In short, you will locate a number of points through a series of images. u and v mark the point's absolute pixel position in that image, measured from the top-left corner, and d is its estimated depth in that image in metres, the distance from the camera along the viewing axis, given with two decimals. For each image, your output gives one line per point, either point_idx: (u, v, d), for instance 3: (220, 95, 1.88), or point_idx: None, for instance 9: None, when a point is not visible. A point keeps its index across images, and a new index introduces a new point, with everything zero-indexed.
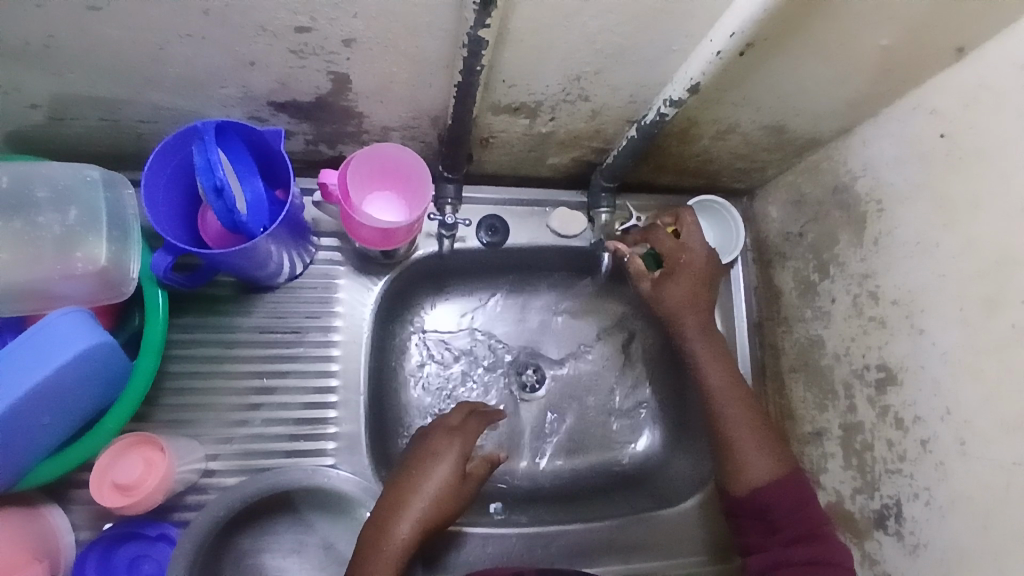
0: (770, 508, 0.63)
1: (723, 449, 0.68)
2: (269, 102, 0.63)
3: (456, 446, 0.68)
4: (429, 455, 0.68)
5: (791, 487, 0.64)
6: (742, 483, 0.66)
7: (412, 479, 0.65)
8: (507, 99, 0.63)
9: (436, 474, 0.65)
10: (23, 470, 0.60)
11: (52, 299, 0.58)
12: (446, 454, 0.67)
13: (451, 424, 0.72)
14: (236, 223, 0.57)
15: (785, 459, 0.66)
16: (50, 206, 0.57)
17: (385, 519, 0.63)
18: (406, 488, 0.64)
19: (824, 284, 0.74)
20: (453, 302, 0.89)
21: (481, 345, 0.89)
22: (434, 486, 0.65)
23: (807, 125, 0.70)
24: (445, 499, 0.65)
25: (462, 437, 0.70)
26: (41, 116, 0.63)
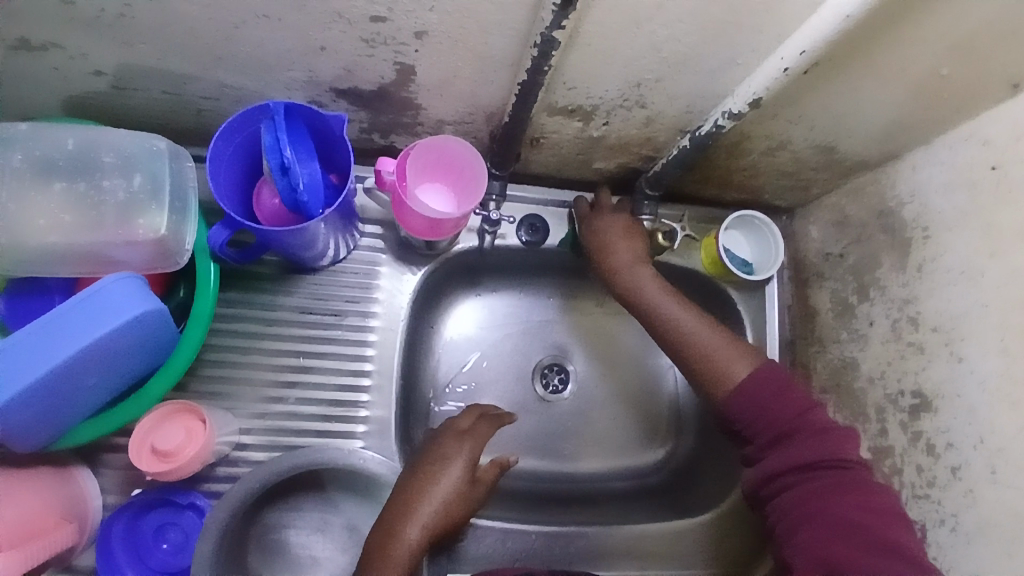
0: (754, 405, 0.63)
1: (693, 359, 0.68)
2: (332, 88, 0.65)
3: (465, 451, 0.69)
4: (438, 458, 0.68)
5: (767, 376, 0.64)
6: (725, 382, 0.65)
7: (421, 482, 0.66)
8: (564, 101, 0.64)
9: (445, 478, 0.67)
10: (64, 428, 0.61)
11: (109, 264, 0.59)
12: (456, 459, 0.68)
13: (460, 428, 0.73)
14: (297, 204, 0.59)
15: (752, 353, 0.67)
16: (115, 172, 0.58)
17: (393, 523, 0.63)
18: (416, 491, 0.65)
19: (862, 307, 0.75)
20: (482, 305, 0.91)
21: (508, 346, 0.91)
22: (445, 491, 0.66)
23: (857, 147, 0.70)
24: (453, 505, 0.66)
25: (469, 441, 0.71)
26: (105, 85, 0.64)
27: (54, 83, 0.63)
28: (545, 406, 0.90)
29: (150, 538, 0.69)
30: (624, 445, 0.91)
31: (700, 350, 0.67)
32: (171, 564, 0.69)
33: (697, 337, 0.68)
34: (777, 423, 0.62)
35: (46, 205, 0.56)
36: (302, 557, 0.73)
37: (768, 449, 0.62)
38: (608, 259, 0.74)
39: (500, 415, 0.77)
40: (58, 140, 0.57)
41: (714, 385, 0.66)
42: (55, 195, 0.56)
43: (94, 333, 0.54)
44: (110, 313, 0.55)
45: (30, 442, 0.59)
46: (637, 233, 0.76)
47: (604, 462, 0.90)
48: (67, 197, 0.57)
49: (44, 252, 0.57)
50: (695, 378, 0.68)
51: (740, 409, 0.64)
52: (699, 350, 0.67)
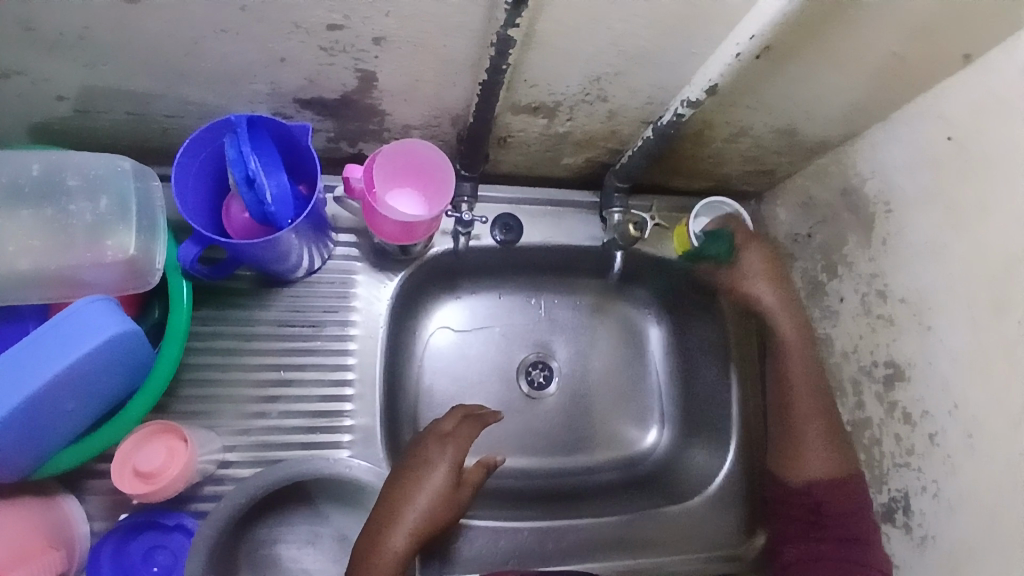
0: (821, 501, 0.69)
1: (790, 436, 0.74)
2: (296, 99, 0.65)
3: (448, 454, 0.69)
4: (422, 463, 0.69)
5: (847, 487, 0.69)
6: (801, 475, 0.72)
7: (404, 491, 0.66)
8: (527, 99, 0.65)
9: (428, 485, 0.67)
10: (44, 456, 0.60)
11: (79, 287, 0.58)
12: (439, 463, 0.68)
13: (443, 430, 0.72)
14: (266, 216, 0.59)
15: (849, 460, 0.71)
16: (82, 195, 0.58)
17: (378, 531, 0.64)
18: (399, 500, 0.66)
19: (832, 284, 0.76)
20: (463, 307, 0.91)
21: (489, 347, 0.91)
22: (429, 496, 0.66)
23: (817, 129, 0.72)
24: (438, 509, 0.66)
25: (452, 444, 0.70)
26: (67, 109, 0.64)
27: (15, 109, 0.63)
28: (531, 404, 0.91)
29: (139, 561, 0.69)
30: (612, 438, 0.92)
31: (796, 432, 0.73)
32: None
33: (807, 427, 0.72)
34: (832, 517, 0.68)
35: (14, 232, 0.56)
36: (295, 571, 0.73)
37: (800, 538, 0.70)
38: (759, 301, 0.79)
39: (486, 414, 0.76)
40: (22, 165, 0.57)
41: (790, 471, 0.73)
42: (22, 221, 0.56)
43: (68, 357, 0.53)
44: (85, 335, 0.55)
45: (12, 471, 0.58)
46: (784, 282, 0.79)
47: (592, 455, 0.91)
48: (33, 221, 0.56)
49: (11, 279, 0.56)
50: (778, 448, 0.75)
51: (806, 499, 0.71)
52: (797, 436, 0.73)
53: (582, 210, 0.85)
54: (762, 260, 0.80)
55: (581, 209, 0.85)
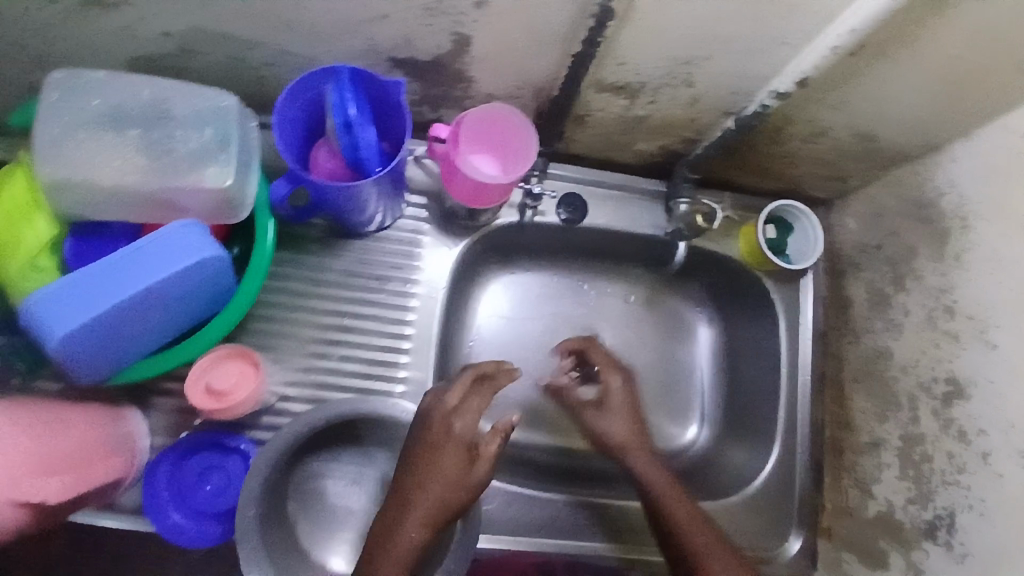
0: None
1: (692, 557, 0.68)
2: (389, 57, 0.67)
3: (459, 433, 0.66)
4: (431, 446, 0.65)
5: None
6: None
7: (415, 478, 0.64)
8: (612, 78, 0.66)
9: (438, 470, 0.64)
10: (123, 364, 0.63)
11: (175, 209, 0.61)
12: (448, 445, 0.65)
13: (449, 405, 0.68)
14: (358, 161, 0.63)
15: None
16: (188, 123, 0.60)
17: (393, 521, 0.63)
18: (413, 487, 0.64)
19: (898, 297, 0.76)
20: (516, 285, 0.93)
21: (535, 327, 0.92)
22: (441, 481, 0.64)
23: (898, 138, 0.70)
24: (455, 492, 0.64)
25: (459, 418, 0.67)
26: (171, 46, 0.67)
27: (123, 42, 0.66)
28: None
29: (194, 479, 0.73)
30: (651, 430, 0.92)
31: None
32: (214, 506, 0.72)
33: None
34: None
35: (120, 148, 0.58)
36: (338, 507, 0.76)
37: None
38: (608, 434, 0.79)
39: (496, 376, 0.72)
40: (133, 88, 0.59)
41: None
42: (129, 141, 0.58)
43: (159, 276, 0.57)
44: (173, 257, 0.58)
45: (93, 372, 0.62)
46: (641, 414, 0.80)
47: None
48: (139, 142, 0.59)
49: (112, 194, 0.58)
50: None
51: None
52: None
53: (648, 198, 0.86)
54: (628, 424, 0.79)
55: (646, 197, 0.85)
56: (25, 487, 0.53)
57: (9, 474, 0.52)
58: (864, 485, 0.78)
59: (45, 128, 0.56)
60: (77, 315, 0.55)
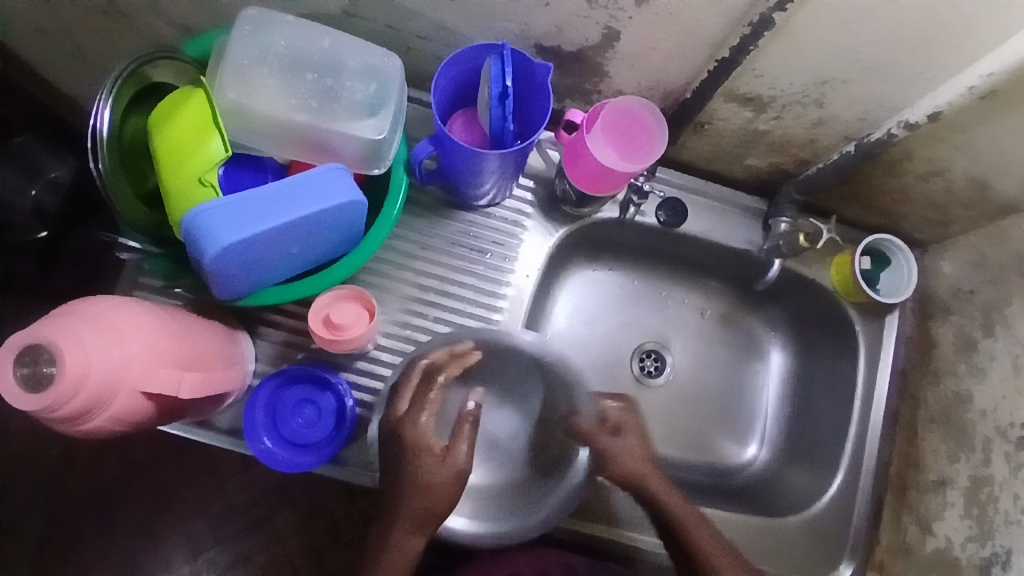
0: None
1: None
2: (536, 43, 0.71)
3: (415, 435, 0.70)
4: (402, 464, 0.69)
5: None
6: None
7: (396, 493, 0.69)
8: (745, 89, 0.69)
9: (414, 484, 0.68)
10: (257, 286, 0.69)
11: (330, 152, 0.67)
12: (415, 458, 0.69)
13: (402, 412, 0.71)
14: (501, 132, 0.67)
15: None
16: (357, 76, 0.66)
17: (390, 526, 0.69)
18: (397, 496, 0.69)
19: (986, 343, 0.77)
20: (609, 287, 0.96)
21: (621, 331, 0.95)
22: (421, 489, 0.68)
23: (1013, 189, 0.71)
24: (443, 490, 0.69)
25: (410, 423, 0.70)
26: (338, 8, 0.71)
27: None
28: (640, 388, 0.94)
29: (288, 409, 0.77)
30: (712, 445, 0.94)
31: None
32: (301, 437, 0.76)
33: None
34: None
35: (298, 90, 0.65)
36: None
37: None
38: (632, 470, 0.74)
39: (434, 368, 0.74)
40: (316, 37, 0.66)
41: None
42: (306, 84, 0.65)
43: (312, 205, 0.62)
44: (323, 195, 0.63)
45: (229, 291, 0.67)
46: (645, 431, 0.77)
47: (687, 452, 0.93)
48: (314, 87, 0.65)
49: (285, 127, 0.65)
50: None
51: None
52: None
53: (747, 214, 0.88)
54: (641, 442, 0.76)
55: (744, 213, 0.88)
56: (153, 378, 0.59)
57: (139, 363, 0.57)
58: (925, 522, 0.80)
59: (236, 61, 0.64)
60: (239, 230, 0.59)
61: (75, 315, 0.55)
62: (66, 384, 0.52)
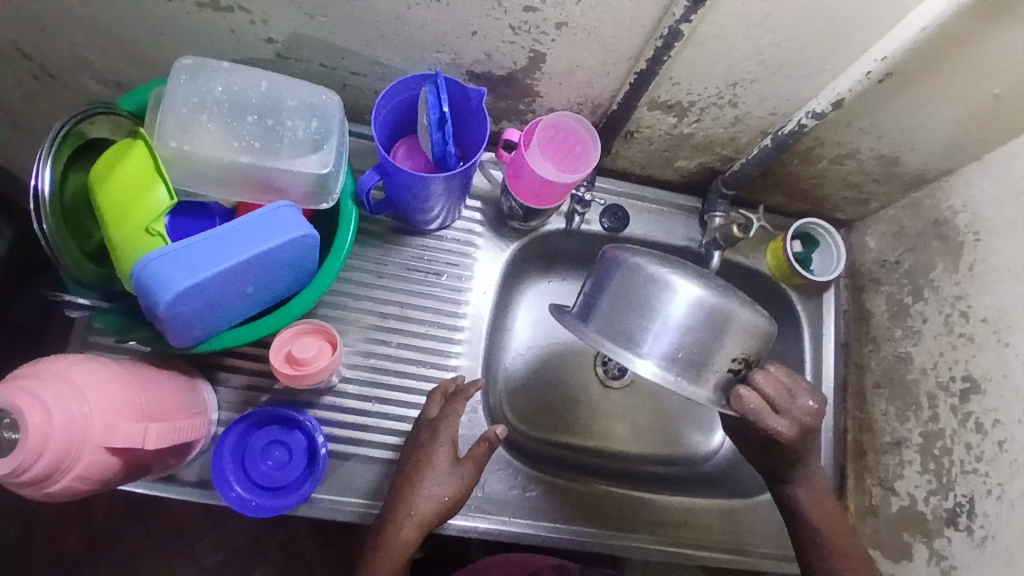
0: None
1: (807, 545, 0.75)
2: (468, 71, 0.75)
3: (444, 434, 0.73)
4: (420, 460, 0.73)
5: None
6: None
7: (406, 487, 0.71)
8: (666, 96, 0.74)
9: (426, 479, 0.71)
10: (215, 329, 0.69)
11: (277, 189, 0.69)
12: (433, 457, 0.72)
13: (432, 415, 0.77)
14: (444, 155, 0.70)
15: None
16: (297, 114, 0.68)
17: (390, 519, 0.70)
18: (407, 491, 0.71)
19: (917, 306, 0.84)
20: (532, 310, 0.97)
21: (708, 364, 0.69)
22: (431, 482, 0.71)
23: (920, 160, 0.79)
24: (448, 489, 0.71)
25: (445, 424, 0.74)
26: (270, 52, 0.73)
27: (227, 46, 0.72)
28: (605, 390, 0.97)
29: (257, 453, 0.76)
30: (681, 438, 0.97)
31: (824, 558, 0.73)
32: (273, 480, 0.75)
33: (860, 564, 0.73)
34: None
35: (238, 132, 0.66)
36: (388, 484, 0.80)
37: None
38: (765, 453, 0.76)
39: (466, 386, 0.78)
40: (252, 80, 0.68)
41: None
42: (247, 125, 0.66)
43: (263, 243, 0.63)
44: (274, 231, 0.64)
45: (188, 337, 0.66)
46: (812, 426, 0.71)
47: (656, 448, 0.96)
48: (256, 128, 0.67)
49: (229, 169, 0.66)
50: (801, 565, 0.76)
51: None
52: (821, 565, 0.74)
53: (684, 212, 0.94)
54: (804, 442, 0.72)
55: (681, 212, 0.94)
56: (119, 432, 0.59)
57: (104, 419, 0.57)
58: (886, 483, 0.85)
59: (173, 108, 0.65)
60: (191, 274, 0.59)
61: (36, 377, 0.55)
62: (30, 447, 0.52)
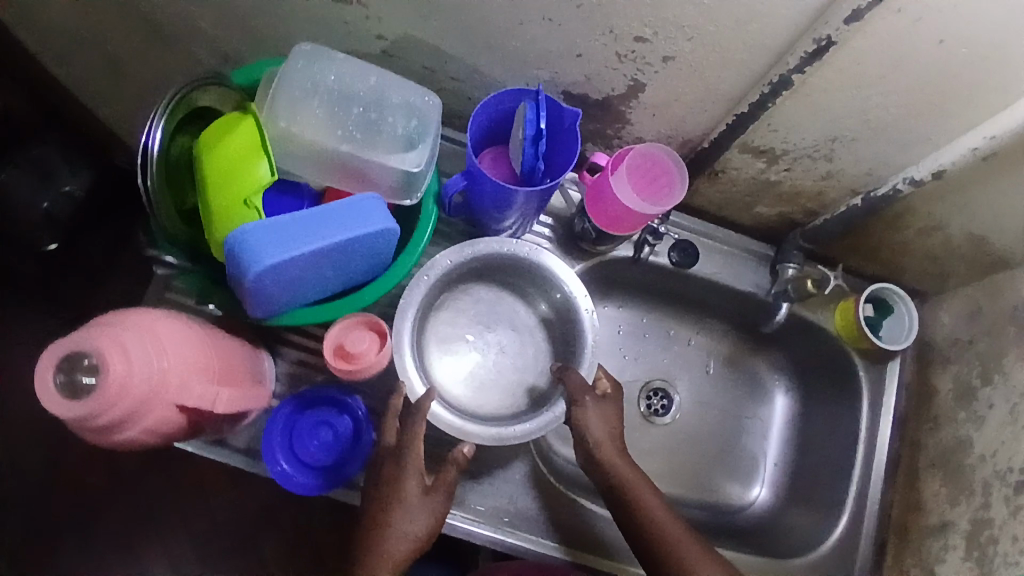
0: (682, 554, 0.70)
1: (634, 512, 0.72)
2: (565, 90, 0.75)
3: (412, 467, 0.70)
4: (389, 497, 0.70)
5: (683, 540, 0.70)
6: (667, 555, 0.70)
7: (379, 526, 0.69)
8: (760, 141, 0.73)
9: (398, 518, 0.69)
10: (289, 305, 0.71)
11: (369, 181, 0.71)
12: (403, 494, 0.69)
13: (390, 443, 0.72)
14: (532, 171, 0.71)
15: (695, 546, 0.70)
16: (399, 110, 0.70)
17: (368, 565, 0.68)
18: (381, 534, 0.68)
19: (984, 391, 0.81)
20: (490, 306, 0.89)
21: (525, 386, 0.85)
22: (405, 518, 0.69)
23: (1008, 245, 0.76)
24: (421, 523, 0.69)
25: (406, 453, 0.70)
26: (378, 47, 0.75)
27: (340, 36, 0.75)
28: (647, 425, 0.96)
29: (305, 432, 0.78)
30: (716, 487, 0.95)
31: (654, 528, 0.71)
32: (317, 459, 0.77)
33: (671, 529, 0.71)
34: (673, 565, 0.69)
35: (343, 121, 0.69)
36: None
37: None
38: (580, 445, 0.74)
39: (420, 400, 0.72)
40: (363, 73, 0.70)
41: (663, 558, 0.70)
42: (352, 116, 0.69)
43: (343, 230, 0.65)
44: (350, 224, 0.65)
45: (264, 310, 0.69)
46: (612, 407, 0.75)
47: (690, 491, 0.94)
48: (359, 119, 0.69)
49: (330, 155, 0.69)
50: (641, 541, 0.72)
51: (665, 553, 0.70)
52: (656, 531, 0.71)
53: (755, 258, 0.92)
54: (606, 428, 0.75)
55: (753, 257, 0.92)
56: (188, 391, 0.61)
57: (178, 377, 0.60)
58: (926, 566, 0.82)
59: (288, 91, 0.68)
60: (261, 258, 0.61)
61: (119, 328, 0.57)
62: (110, 392, 0.54)
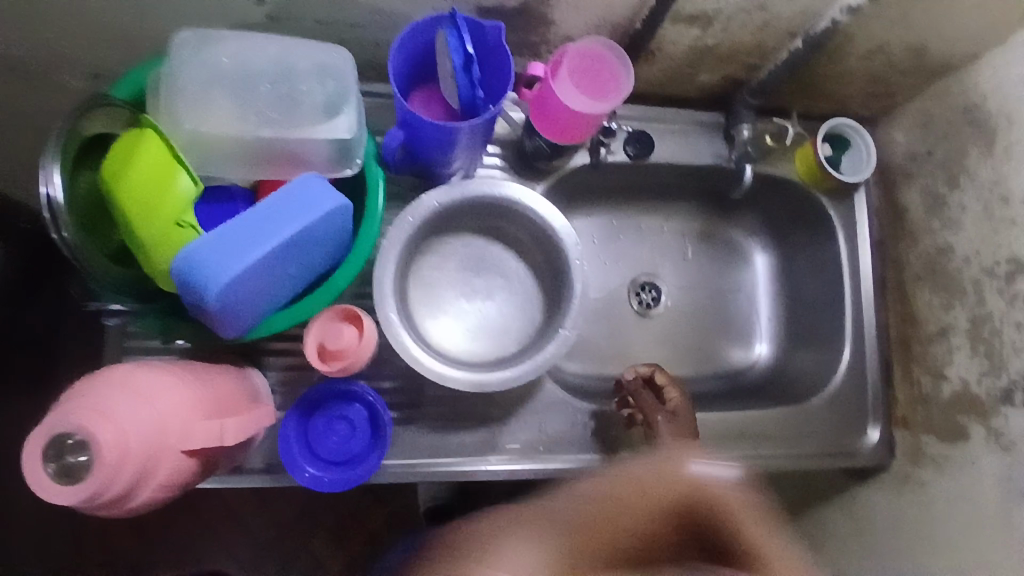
0: None
1: None
2: (478, 6, 0.69)
3: None
4: None
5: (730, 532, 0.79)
6: None
7: None
8: (692, 8, 0.70)
9: None
10: (264, 314, 0.67)
11: (303, 161, 0.65)
12: None
13: None
14: (473, 100, 0.66)
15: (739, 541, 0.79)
16: (312, 76, 0.64)
17: None
18: None
19: (953, 195, 0.83)
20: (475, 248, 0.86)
21: (513, 339, 0.84)
22: None
23: (947, 47, 0.77)
24: None
25: None
26: (261, 12, 0.66)
27: (214, 11, 0.66)
28: (643, 320, 0.97)
29: (320, 430, 0.75)
30: (720, 355, 0.98)
31: None
32: (339, 453, 0.74)
33: None
34: None
35: (255, 104, 0.62)
36: (454, 443, 0.81)
37: None
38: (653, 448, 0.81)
39: None
40: (260, 45, 0.63)
41: None
42: (264, 96, 0.62)
43: (293, 221, 0.59)
44: (297, 211, 0.60)
45: (238, 328, 0.65)
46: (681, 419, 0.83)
47: (696, 367, 0.97)
48: (272, 97, 0.63)
49: (253, 144, 0.63)
50: None
51: None
52: None
53: (709, 129, 0.90)
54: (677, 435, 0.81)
55: (706, 129, 0.90)
56: (192, 435, 0.57)
57: (178, 424, 0.56)
58: (936, 370, 0.86)
59: (187, 88, 0.61)
60: (217, 275, 0.56)
61: (94, 395, 0.52)
62: (109, 462, 0.50)
